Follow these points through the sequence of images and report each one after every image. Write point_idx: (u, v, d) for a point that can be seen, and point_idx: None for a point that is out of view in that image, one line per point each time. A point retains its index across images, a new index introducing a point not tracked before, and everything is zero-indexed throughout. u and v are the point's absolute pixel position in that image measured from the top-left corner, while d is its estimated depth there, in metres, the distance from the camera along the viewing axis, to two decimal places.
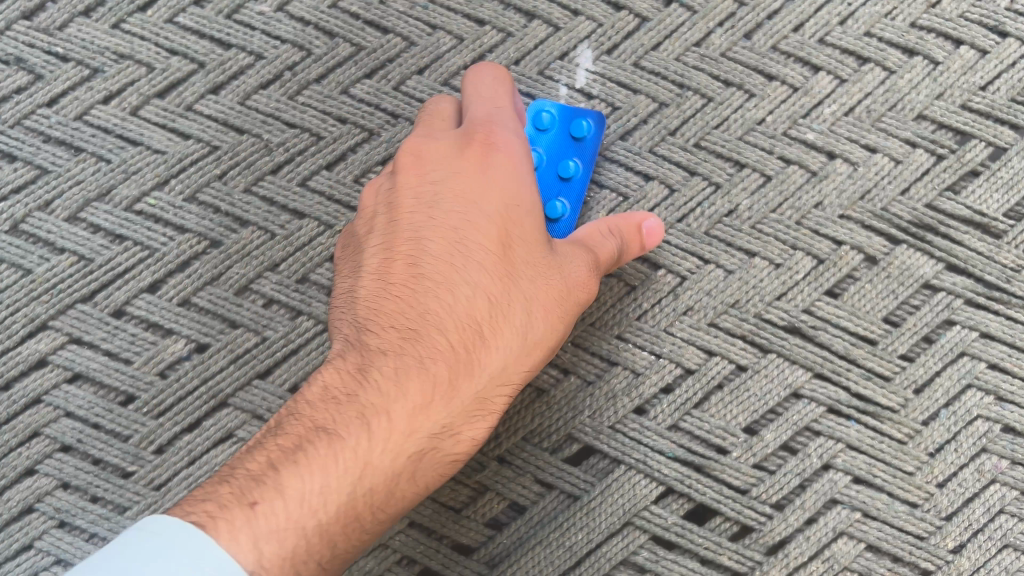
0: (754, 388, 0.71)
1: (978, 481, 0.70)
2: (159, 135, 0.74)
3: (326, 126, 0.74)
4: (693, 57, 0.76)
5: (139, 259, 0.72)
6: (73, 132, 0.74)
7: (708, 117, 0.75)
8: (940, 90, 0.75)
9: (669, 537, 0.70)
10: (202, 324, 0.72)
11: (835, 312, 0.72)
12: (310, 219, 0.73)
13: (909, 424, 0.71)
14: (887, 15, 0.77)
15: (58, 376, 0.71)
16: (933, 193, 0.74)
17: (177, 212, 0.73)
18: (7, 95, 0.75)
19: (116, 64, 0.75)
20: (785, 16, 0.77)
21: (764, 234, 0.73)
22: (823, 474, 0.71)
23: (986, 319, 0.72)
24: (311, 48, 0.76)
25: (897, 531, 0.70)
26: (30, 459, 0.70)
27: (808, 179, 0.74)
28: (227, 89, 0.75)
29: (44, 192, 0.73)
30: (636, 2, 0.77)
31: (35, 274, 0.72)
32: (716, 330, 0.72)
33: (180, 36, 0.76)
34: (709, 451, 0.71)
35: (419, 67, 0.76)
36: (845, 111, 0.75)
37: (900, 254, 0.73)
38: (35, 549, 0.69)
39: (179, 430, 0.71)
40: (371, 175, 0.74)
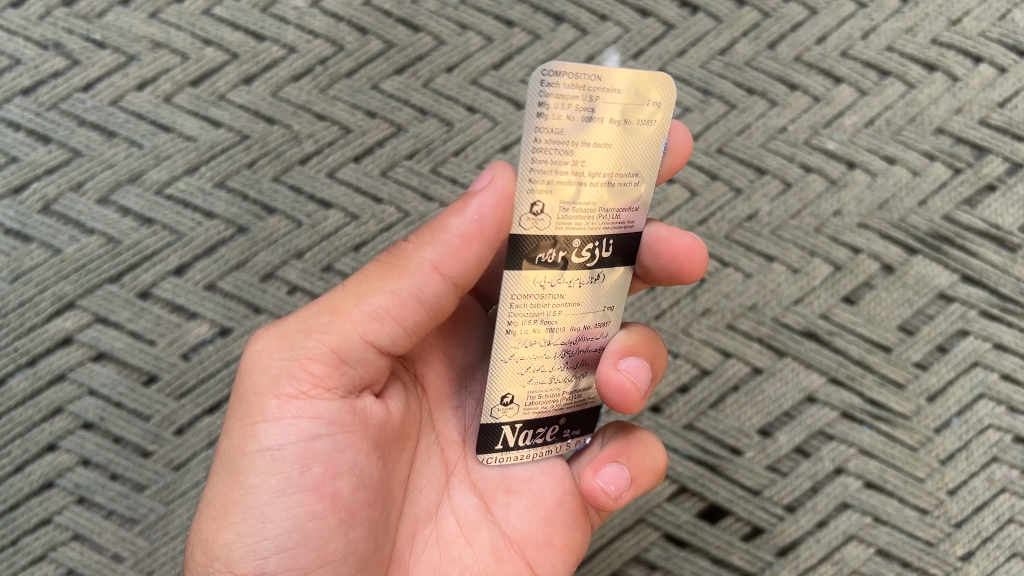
0: (769, 390, 0.72)
1: (989, 489, 0.71)
2: (191, 123, 0.75)
3: (355, 119, 0.76)
4: (718, 65, 0.77)
5: (167, 242, 0.73)
6: (107, 117, 0.75)
7: (731, 123, 0.76)
8: (959, 105, 0.77)
9: (681, 535, 0.71)
10: (227, 309, 0.73)
11: (851, 318, 0.73)
12: (336, 209, 0.74)
13: (921, 431, 0.72)
14: (908, 31, 0.78)
15: (83, 354, 0.72)
16: (950, 205, 0.75)
17: (206, 199, 0.74)
18: (45, 78, 0.76)
19: (152, 52, 0.77)
20: (810, 28, 0.78)
21: (784, 239, 0.74)
22: (836, 478, 0.71)
23: (1000, 331, 0.73)
24: (342, 44, 0.77)
25: (907, 537, 0.71)
26: (51, 435, 0.71)
27: (827, 187, 0.75)
28: (259, 80, 0.76)
29: (77, 174, 0.74)
30: (664, 10, 0.78)
31: (65, 254, 0.73)
32: (734, 331, 0.73)
33: (215, 27, 0.77)
34: (723, 452, 0.71)
35: (448, 65, 0.77)
36: (865, 123, 0.77)
37: (915, 264, 0.74)
38: (54, 524, 0.70)
39: (200, 412, 0.72)
40: (398, 169, 0.75)
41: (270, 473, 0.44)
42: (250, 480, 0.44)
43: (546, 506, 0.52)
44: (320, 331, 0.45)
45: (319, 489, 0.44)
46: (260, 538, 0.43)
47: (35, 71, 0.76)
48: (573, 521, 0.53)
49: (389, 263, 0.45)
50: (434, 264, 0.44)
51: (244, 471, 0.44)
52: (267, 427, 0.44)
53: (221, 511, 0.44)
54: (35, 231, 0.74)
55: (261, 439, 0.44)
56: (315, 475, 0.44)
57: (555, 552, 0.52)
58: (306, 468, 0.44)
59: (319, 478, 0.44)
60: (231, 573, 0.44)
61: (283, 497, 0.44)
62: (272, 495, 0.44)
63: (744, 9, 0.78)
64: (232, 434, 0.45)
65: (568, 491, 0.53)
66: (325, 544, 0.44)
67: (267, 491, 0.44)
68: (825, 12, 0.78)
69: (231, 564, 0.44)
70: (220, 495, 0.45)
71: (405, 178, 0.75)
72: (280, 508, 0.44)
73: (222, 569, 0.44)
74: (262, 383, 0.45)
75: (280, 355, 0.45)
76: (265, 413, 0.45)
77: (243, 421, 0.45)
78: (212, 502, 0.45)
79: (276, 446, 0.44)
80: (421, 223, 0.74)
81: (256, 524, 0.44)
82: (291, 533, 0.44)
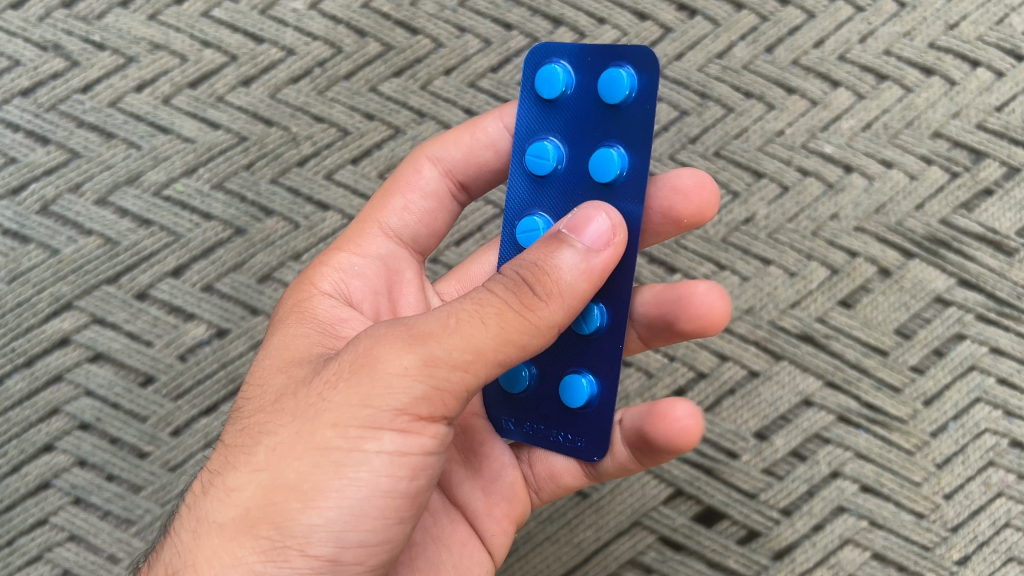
0: (765, 394, 0.72)
1: (985, 493, 0.71)
2: (190, 124, 0.75)
3: (353, 121, 0.76)
4: (715, 68, 0.77)
5: (165, 243, 0.74)
6: (105, 118, 0.75)
7: (728, 127, 0.76)
8: (956, 109, 0.77)
9: (677, 538, 0.70)
10: (224, 310, 0.73)
11: (848, 322, 0.73)
12: (333, 211, 0.74)
13: (918, 435, 0.72)
14: (906, 35, 0.78)
15: (80, 354, 0.72)
16: (946, 209, 0.75)
17: (204, 200, 0.74)
18: (44, 80, 0.76)
19: (151, 54, 0.77)
20: (807, 32, 0.78)
21: (781, 242, 0.74)
22: (832, 481, 0.71)
23: (997, 335, 0.73)
24: (341, 46, 0.77)
25: (903, 541, 0.71)
26: (48, 435, 0.71)
27: (824, 191, 0.75)
28: (258, 82, 0.77)
29: (75, 175, 0.75)
30: (662, 14, 0.79)
31: (63, 255, 0.73)
32: (730, 335, 0.73)
33: (214, 29, 0.77)
34: (719, 455, 0.71)
35: (446, 68, 0.77)
36: (862, 126, 0.77)
37: (912, 268, 0.74)
38: (50, 524, 0.70)
39: (197, 413, 0.71)
40: (395, 171, 0.75)
41: (381, 474, 0.40)
42: (349, 476, 0.40)
43: (484, 476, 0.54)
44: (457, 361, 0.39)
45: (415, 501, 0.42)
46: (344, 529, 0.40)
47: (34, 72, 0.76)
48: (513, 492, 0.54)
49: (527, 305, 0.39)
50: (560, 325, 0.41)
51: (350, 465, 0.40)
52: (390, 434, 0.40)
53: (305, 493, 0.39)
54: (33, 232, 0.74)
55: (381, 441, 0.40)
56: (411, 490, 0.42)
57: (495, 522, 0.54)
58: (412, 481, 0.41)
59: (415, 490, 0.42)
60: (303, 552, 0.40)
61: (379, 499, 0.40)
62: (369, 494, 0.40)
63: (742, 13, 0.79)
64: (341, 423, 0.39)
65: (505, 462, 0.54)
66: (394, 548, 0.43)
67: (372, 494, 0.40)
68: (823, 16, 0.79)
69: (307, 544, 0.39)
70: (306, 474, 0.39)
71: None
72: (375, 511, 0.40)
73: (293, 546, 0.39)
74: (397, 393, 0.39)
75: (414, 358, 0.39)
76: (395, 420, 0.39)
77: (362, 415, 0.39)
78: (286, 477, 0.40)
79: (394, 456, 0.40)
80: None
81: (349, 517, 0.40)
82: (377, 538, 0.41)
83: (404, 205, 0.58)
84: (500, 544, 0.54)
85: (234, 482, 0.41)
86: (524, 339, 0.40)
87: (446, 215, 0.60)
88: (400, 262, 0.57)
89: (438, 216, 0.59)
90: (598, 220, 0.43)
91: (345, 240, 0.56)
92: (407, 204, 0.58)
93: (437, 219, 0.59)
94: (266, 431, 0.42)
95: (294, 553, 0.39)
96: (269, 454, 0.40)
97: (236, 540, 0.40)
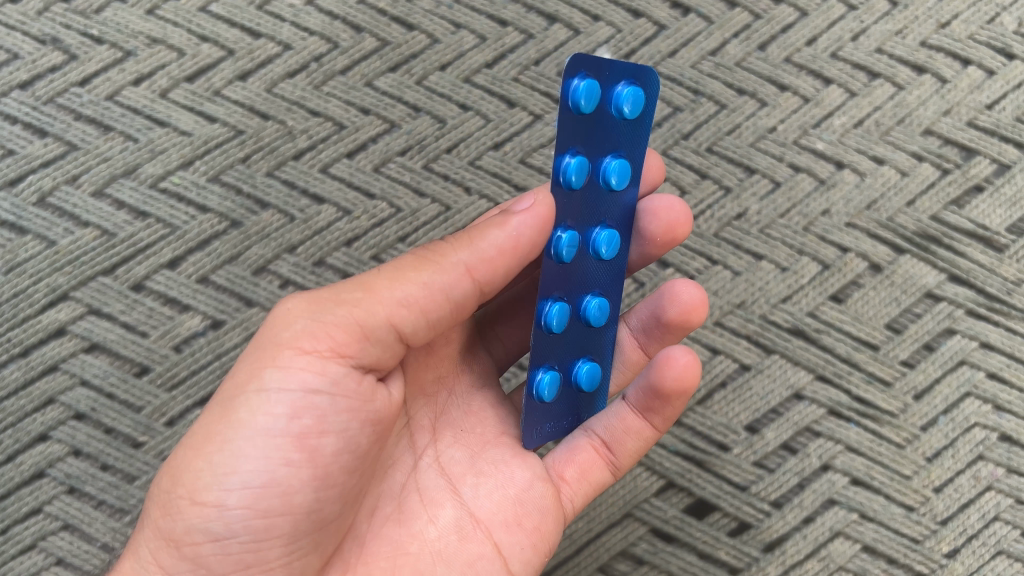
0: (757, 387, 0.72)
1: (974, 487, 0.72)
2: (186, 118, 0.76)
3: (348, 116, 0.76)
4: (709, 65, 0.78)
5: (161, 235, 0.74)
6: (103, 111, 0.76)
7: (721, 123, 0.77)
8: (947, 106, 0.77)
9: (669, 530, 0.71)
10: (219, 302, 0.73)
11: (839, 316, 0.74)
12: (328, 204, 0.75)
13: (908, 429, 0.72)
14: (898, 33, 0.79)
15: (75, 345, 0.73)
16: (937, 205, 0.76)
17: (200, 193, 0.75)
18: (42, 73, 0.77)
19: (148, 48, 0.77)
20: (800, 29, 0.79)
21: (773, 237, 0.75)
22: (822, 474, 0.72)
23: (986, 330, 0.74)
24: (337, 41, 0.78)
25: (892, 533, 0.71)
26: (44, 425, 0.71)
27: (816, 187, 0.76)
28: (255, 77, 0.77)
29: (72, 168, 0.75)
30: (656, 11, 0.79)
31: (59, 246, 0.74)
32: (722, 328, 0.73)
33: (212, 24, 0.78)
34: (710, 447, 0.72)
35: (441, 63, 0.78)
36: (854, 123, 0.77)
37: (903, 263, 0.75)
38: (44, 513, 0.70)
39: (191, 403, 0.72)
40: (390, 165, 0.76)
41: (258, 413, 0.45)
42: (234, 418, 0.45)
43: (514, 488, 0.55)
44: (351, 304, 0.47)
45: (301, 441, 0.45)
46: (230, 473, 0.45)
47: (32, 65, 0.77)
48: (544, 504, 0.56)
49: (427, 256, 0.48)
50: (468, 266, 0.48)
51: (239, 406, 0.46)
52: (271, 372, 0.46)
53: (201, 443, 0.46)
54: (30, 223, 0.74)
55: (264, 382, 0.46)
56: (297, 430, 0.45)
57: (520, 534, 0.54)
58: (295, 419, 0.45)
59: (303, 432, 0.45)
60: (193, 501, 0.45)
61: (263, 438, 0.45)
62: (252, 434, 0.45)
63: (736, 10, 0.79)
64: (241, 374, 0.47)
65: (536, 477, 0.56)
66: (290, 495, 0.45)
67: (254, 432, 0.45)
68: (816, 14, 0.79)
69: (195, 493, 0.45)
70: (208, 423, 0.46)
71: (397, 174, 0.76)
72: (258, 448, 0.45)
73: (184, 495, 0.45)
74: (281, 336, 0.46)
75: (300, 306, 0.47)
76: (276, 359, 0.46)
77: (254, 362, 0.46)
78: (196, 433, 0.47)
79: (276, 393, 0.45)
80: (413, 218, 0.75)
81: (230, 458, 0.45)
82: (260, 481, 0.45)
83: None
84: (523, 558, 0.54)
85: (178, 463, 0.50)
86: (420, 279, 0.47)
87: None
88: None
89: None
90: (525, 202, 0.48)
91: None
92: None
93: None
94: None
95: (186, 502, 0.45)
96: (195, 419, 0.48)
97: (161, 513, 0.47)
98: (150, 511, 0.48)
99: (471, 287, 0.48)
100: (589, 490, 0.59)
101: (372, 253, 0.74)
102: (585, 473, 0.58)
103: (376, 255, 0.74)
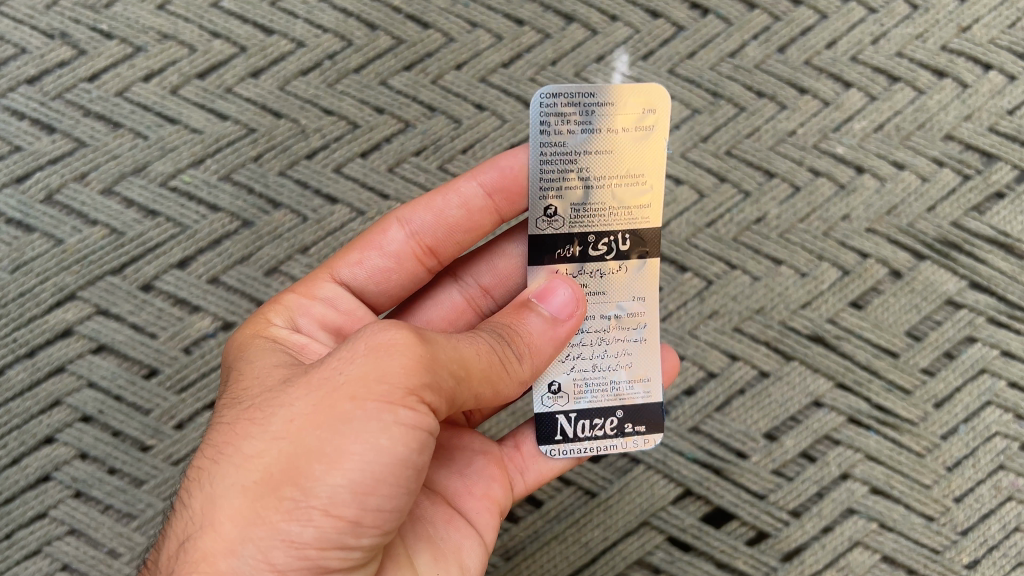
0: (776, 395, 0.72)
1: (995, 497, 0.71)
2: (197, 115, 0.75)
3: (362, 115, 0.75)
4: (728, 67, 0.77)
5: (171, 234, 0.73)
6: (112, 107, 0.75)
7: (740, 126, 0.76)
8: (968, 111, 0.77)
9: (686, 538, 0.70)
10: (230, 303, 0.72)
11: (859, 323, 0.73)
12: (342, 204, 0.74)
13: (928, 438, 0.71)
14: (919, 37, 0.78)
15: (83, 346, 0.71)
16: (958, 211, 0.75)
17: (211, 191, 0.73)
18: (50, 68, 0.76)
19: (159, 44, 0.76)
20: (819, 32, 0.78)
21: (792, 242, 0.74)
22: (841, 483, 0.71)
23: (1008, 338, 0.73)
24: (351, 39, 0.77)
25: (912, 543, 0.70)
26: (50, 427, 0.70)
27: (836, 192, 0.75)
28: (267, 74, 0.76)
29: (81, 165, 0.74)
30: (674, 12, 0.78)
31: (67, 245, 0.73)
32: (741, 334, 0.72)
33: (224, 20, 0.77)
34: (729, 455, 0.71)
35: (457, 63, 0.76)
36: (874, 128, 0.76)
37: (923, 269, 0.74)
38: (50, 518, 0.69)
39: (201, 406, 0.70)
40: (405, 165, 0.74)
41: (394, 444, 0.41)
42: (369, 441, 0.40)
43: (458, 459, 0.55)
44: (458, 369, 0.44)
45: (420, 474, 0.43)
46: (365, 494, 0.40)
47: (41, 60, 0.75)
48: (492, 471, 0.55)
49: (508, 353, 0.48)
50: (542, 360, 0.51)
51: (370, 432, 0.40)
52: (407, 409, 0.41)
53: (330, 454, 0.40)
54: (37, 221, 0.73)
55: (393, 415, 0.41)
56: (419, 462, 0.42)
57: (476, 501, 0.54)
58: (424, 453, 0.42)
59: (423, 464, 0.43)
60: (328, 514, 0.40)
61: (396, 468, 0.41)
62: (386, 462, 0.40)
63: (755, 12, 0.78)
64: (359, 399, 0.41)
65: (474, 447, 0.56)
66: (400, 518, 0.43)
67: (388, 461, 0.41)
68: (836, 17, 0.78)
69: (331, 506, 0.40)
70: (324, 443, 0.40)
71: (411, 174, 0.74)
72: (391, 477, 0.41)
73: (318, 507, 0.40)
74: (407, 372, 0.41)
75: (420, 351, 0.42)
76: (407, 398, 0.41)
77: (380, 391, 0.41)
78: (313, 442, 0.40)
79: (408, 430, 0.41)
80: None
81: (364, 485, 0.40)
82: (390, 506, 0.41)
83: (360, 260, 0.61)
84: (487, 521, 0.54)
85: (253, 450, 0.42)
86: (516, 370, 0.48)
87: (412, 278, 0.62)
88: (353, 308, 0.60)
89: (397, 276, 0.61)
90: (564, 290, 0.52)
91: (300, 286, 0.60)
92: (363, 259, 0.60)
93: (393, 279, 0.61)
94: (278, 404, 0.43)
95: (319, 514, 0.40)
96: (282, 428, 0.42)
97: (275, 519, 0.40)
98: (252, 512, 0.41)
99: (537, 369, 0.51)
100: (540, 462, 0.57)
101: None
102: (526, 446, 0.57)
103: None
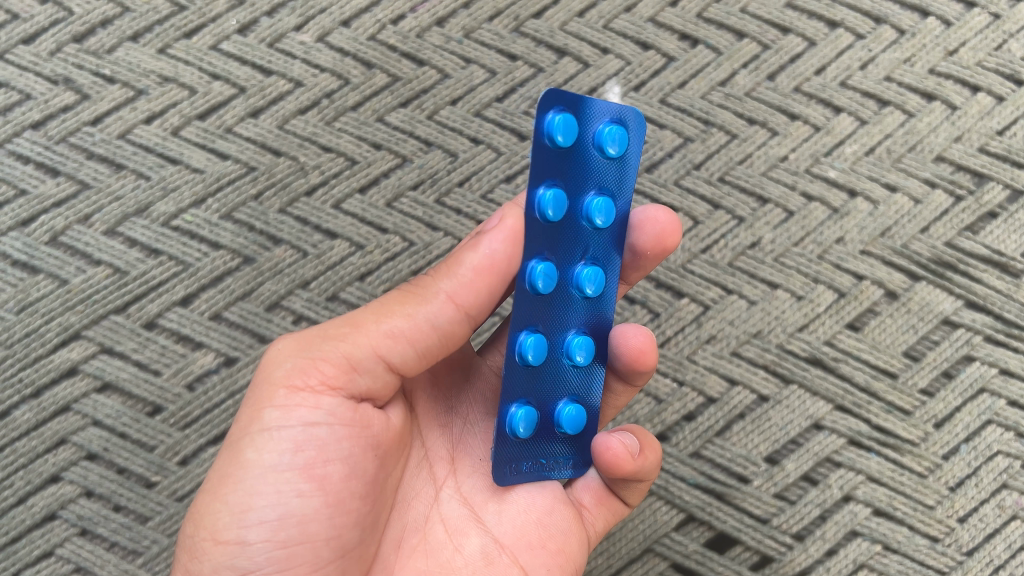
0: (776, 418, 0.72)
1: (999, 516, 0.72)
2: (198, 155, 0.76)
3: (360, 151, 0.76)
4: (719, 96, 0.78)
5: (173, 273, 0.74)
6: (115, 149, 0.76)
7: (733, 153, 0.77)
8: (958, 133, 0.78)
9: (690, 565, 0.70)
10: (232, 338, 0.73)
11: (856, 344, 0.73)
12: (341, 239, 0.75)
13: (930, 458, 0.72)
14: (906, 61, 0.79)
15: (87, 385, 0.72)
16: (952, 232, 0.75)
17: (212, 229, 0.75)
18: (54, 113, 0.77)
19: (160, 87, 0.77)
20: (809, 59, 0.79)
21: (787, 266, 0.74)
22: (844, 506, 0.71)
23: (1006, 356, 0.74)
24: (348, 77, 0.78)
25: (918, 565, 0.71)
26: (55, 466, 0.71)
27: (829, 216, 0.76)
28: (266, 114, 0.77)
29: (85, 207, 0.75)
30: (664, 43, 0.79)
31: (71, 285, 0.74)
32: (739, 359, 0.73)
33: (223, 62, 0.78)
34: (730, 480, 0.71)
35: (452, 98, 0.78)
36: (865, 151, 0.77)
37: (919, 290, 0.74)
38: (57, 556, 0.70)
39: (204, 442, 0.71)
40: (403, 200, 0.76)
41: (265, 450, 0.46)
42: (244, 458, 0.46)
43: (534, 510, 0.55)
44: (338, 340, 0.48)
45: (308, 473, 0.46)
46: (247, 509, 0.46)
47: (45, 105, 0.77)
48: (566, 526, 0.56)
49: (408, 293, 0.49)
50: (449, 294, 0.48)
51: (246, 449, 0.47)
52: (272, 412, 0.47)
53: (218, 484, 0.47)
54: (42, 262, 0.74)
55: (266, 422, 0.47)
56: (297, 463, 0.46)
57: (544, 556, 0.55)
58: (298, 453, 0.46)
59: (309, 463, 0.46)
60: (217, 541, 0.46)
61: (273, 474, 0.46)
62: (261, 472, 0.46)
63: (744, 41, 0.79)
64: (243, 418, 0.48)
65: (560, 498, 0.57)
66: (306, 524, 0.46)
67: (263, 469, 0.46)
68: (825, 43, 0.79)
69: (218, 533, 0.46)
70: (220, 468, 0.47)
71: (410, 209, 0.75)
72: (269, 482, 0.46)
73: (207, 537, 0.46)
74: (276, 377, 0.48)
75: (294, 359, 0.48)
76: (273, 399, 0.47)
77: (255, 406, 0.48)
78: (214, 474, 0.48)
79: (278, 432, 0.46)
80: (426, 253, 0.74)
81: (245, 496, 0.46)
82: (276, 515, 0.46)
83: None
84: None
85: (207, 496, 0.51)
86: (404, 311, 0.48)
87: None
88: None
89: None
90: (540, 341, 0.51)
91: None
92: None
93: None
94: None
95: (210, 543, 0.46)
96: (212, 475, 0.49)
97: (188, 555, 0.47)
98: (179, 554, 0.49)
99: (460, 315, 0.49)
100: (610, 512, 0.60)
101: (386, 288, 0.74)
102: (603, 494, 0.60)
103: (390, 289, 0.74)
